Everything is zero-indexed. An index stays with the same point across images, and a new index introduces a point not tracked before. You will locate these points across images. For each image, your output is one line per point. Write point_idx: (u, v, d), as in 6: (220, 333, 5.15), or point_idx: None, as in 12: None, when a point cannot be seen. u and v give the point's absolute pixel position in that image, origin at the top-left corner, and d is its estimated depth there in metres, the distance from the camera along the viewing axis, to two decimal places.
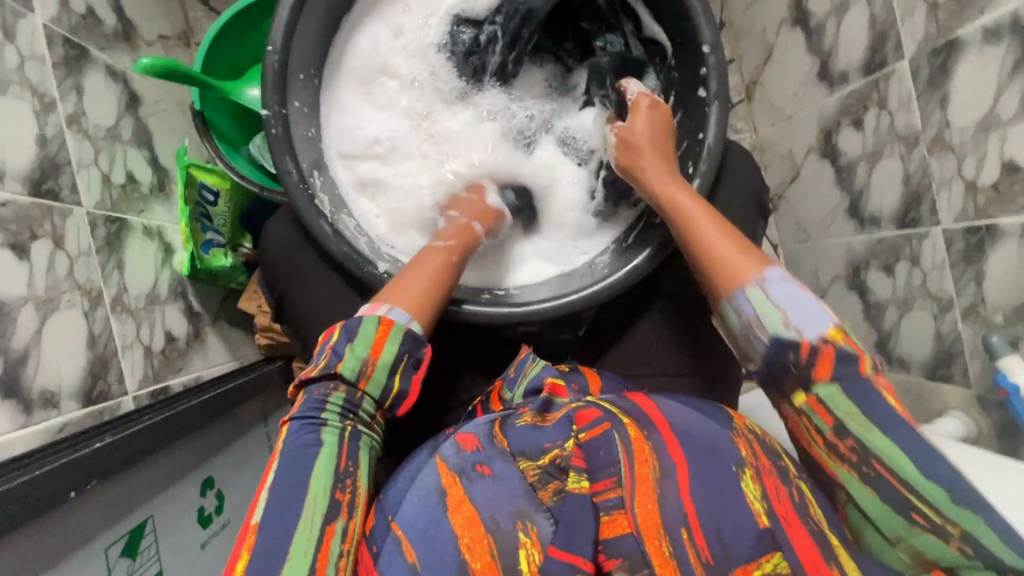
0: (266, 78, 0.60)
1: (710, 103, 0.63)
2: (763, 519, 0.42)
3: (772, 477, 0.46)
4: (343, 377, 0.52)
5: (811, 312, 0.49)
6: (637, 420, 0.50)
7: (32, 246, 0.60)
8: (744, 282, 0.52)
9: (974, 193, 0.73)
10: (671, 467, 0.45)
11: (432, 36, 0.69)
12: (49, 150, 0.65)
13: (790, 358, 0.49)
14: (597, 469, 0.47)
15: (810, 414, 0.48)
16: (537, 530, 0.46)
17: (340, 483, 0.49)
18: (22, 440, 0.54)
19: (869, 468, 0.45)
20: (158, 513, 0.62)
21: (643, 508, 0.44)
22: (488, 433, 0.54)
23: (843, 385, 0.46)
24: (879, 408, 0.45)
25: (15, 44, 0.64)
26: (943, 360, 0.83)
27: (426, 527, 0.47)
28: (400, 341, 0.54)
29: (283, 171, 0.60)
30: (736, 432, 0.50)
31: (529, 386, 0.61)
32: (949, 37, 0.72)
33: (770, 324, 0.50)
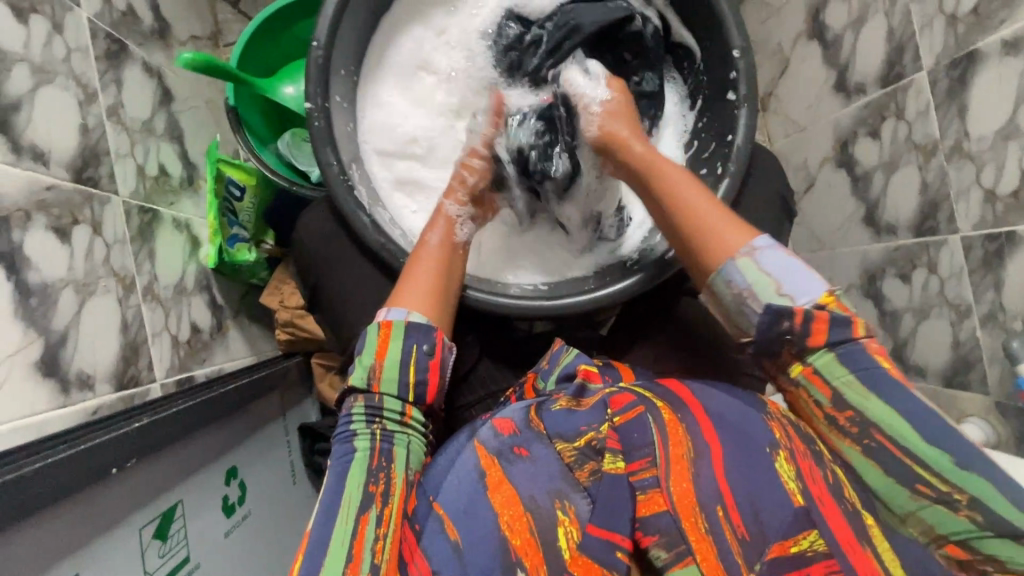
0: (310, 72, 0.61)
1: (739, 106, 0.64)
2: (798, 498, 0.44)
3: (807, 459, 0.47)
4: (356, 389, 0.55)
5: (798, 276, 0.51)
6: (670, 405, 0.52)
7: (73, 231, 0.61)
8: (733, 251, 0.52)
9: (993, 202, 0.75)
10: (705, 450, 0.48)
11: (477, 25, 0.72)
12: (90, 139, 0.67)
13: (783, 326, 0.50)
14: (632, 450, 0.49)
15: (806, 385, 0.50)
16: (575, 509, 0.48)
17: (373, 477, 0.50)
18: (60, 419, 0.54)
19: (870, 440, 0.47)
20: (186, 499, 0.62)
21: (679, 487, 0.46)
22: (525, 418, 0.54)
23: (837, 352, 0.48)
24: (876, 375, 0.47)
25: (63, 35, 0.65)
26: (961, 368, 0.84)
27: (466, 505, 0.48)
28: (403, 337, 0.56)
29: (324, 163, 0.61)
30: (770, 417, 0.50)
31: (563, 372, 0.62)
32: (968, 49, 0.74)
33: (765, 294, 0.51)
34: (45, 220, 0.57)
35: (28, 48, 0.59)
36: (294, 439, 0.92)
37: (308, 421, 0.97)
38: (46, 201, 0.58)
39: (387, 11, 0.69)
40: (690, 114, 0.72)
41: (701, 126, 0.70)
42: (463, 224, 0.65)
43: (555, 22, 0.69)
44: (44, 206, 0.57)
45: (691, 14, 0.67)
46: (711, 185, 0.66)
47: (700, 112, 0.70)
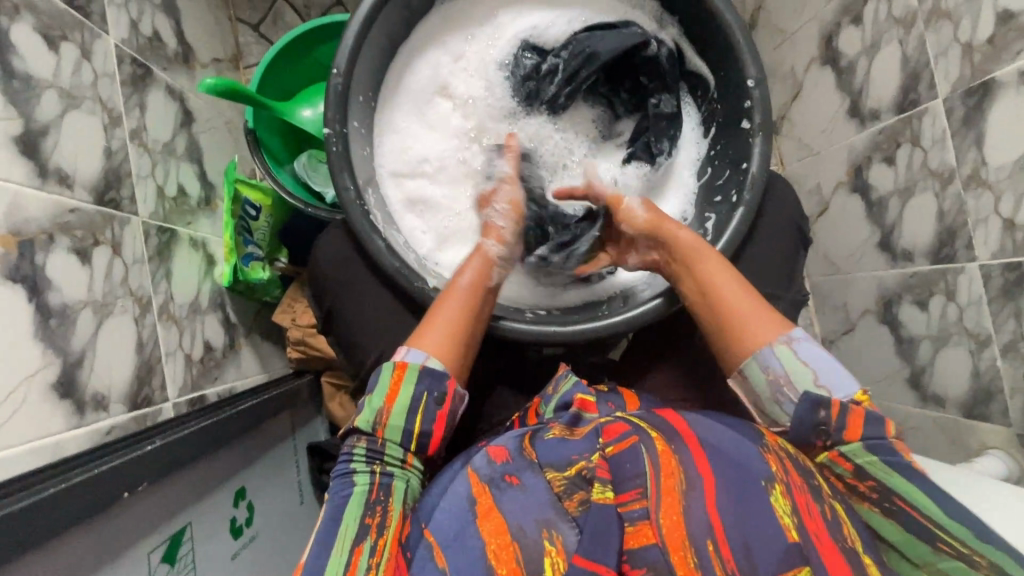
0: (329, 99, 0.63)
1: (754, 135, 0.65)
2: (793, 533, 0.42)
3: (803, 492, 0.46)
4: (361, 430, 0.56)
5: (835, 374, 0.54)
6: (664, 434, 0.49)
7: (94, 252, 0.62)
8: (773, 339, 0.56)
9: (1012, 231, 0.74)
10: (698, 482, 0.45)
11: (494, 55, 0.72)
12: (114, 161, 0.68)
13: (819, 416, 0.52)
14: (623, 480, 0.47)
15: (830, 463, 0.52)
16: (562, 539, 0.46)
17: (370, 510, 0.51)
18: (75, 441, 0.55)
19: (891, 503, 0.48)
20: (195, 522, 0.62)
21: (668, 519, 0.44)
22: (518, 447, 0.54)
23: (869, 446, 0.51)
24: (893, 458, 0.50)
25: (91, 62, 0.67)
26: (981, 399, 0.82)
27: (456, 533, 0.47)
28: (415, 383, 0.56)
29: (341, 188, 0.62)
30: (766, 448, 0.49)
31: (561, 401, 0.62)
32: (984, 78, 0.73)
33: (800, 383, 0.54)
34: (68, 242, 0.58)
35: (57, 75, 0.61)
36: (303, 459, 0.92)
37: (317, 440, 0.97)
38: (69, 223, 0.59)
39: (404, 39, 0.70)
40: (704, 141, 0.72)
41: (714, 154, 0.70)
42: (498, 269, 0.65)
43: (571, 52, 0.69)
44: (67, 228, 0.58)
45: (706, 43, 0.67)
46: (726, 212, 0.66)
47: (714, 139, 0.70)
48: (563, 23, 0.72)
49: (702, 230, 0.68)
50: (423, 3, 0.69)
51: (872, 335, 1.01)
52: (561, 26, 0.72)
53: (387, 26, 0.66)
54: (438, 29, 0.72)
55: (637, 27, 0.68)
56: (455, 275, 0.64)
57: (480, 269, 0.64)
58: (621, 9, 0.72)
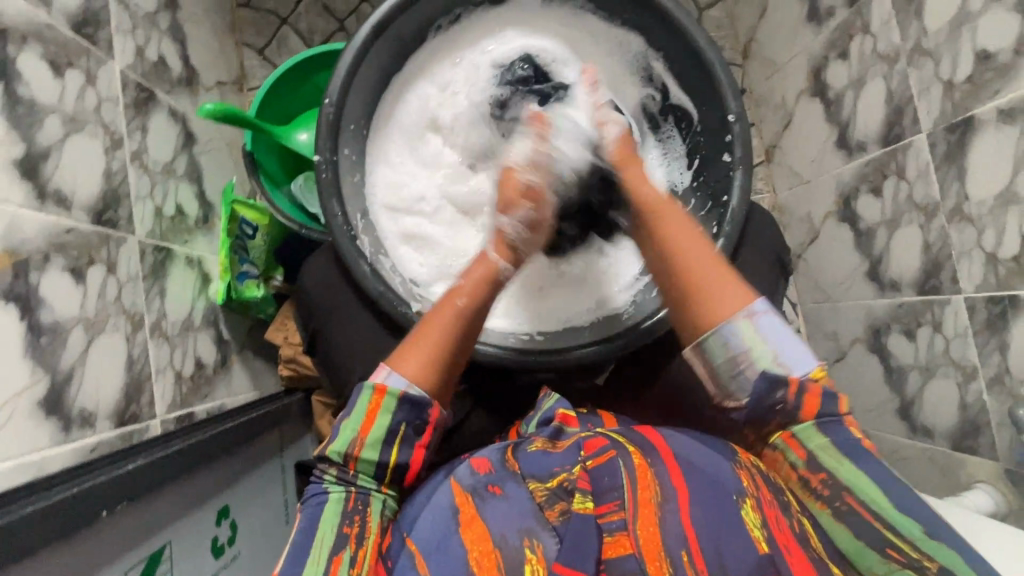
0: (321, 125, 0.65)
1: (734, 168, 0.66)
2: (763, 546, 0.44)
3: (773, 507, 0.47)
4: (333, 458, 0.54)
5: (796, 349, 0.52)
6: (642, 450, 0.51)
7: (89, 271, 0.63)
8: (733, 313, 0.52)
9: (995, 265, 0.74)
10: (672, 494, 0.47)
11: (485, 65, 0.74)
12: (113, 182, 0.70)
13: (775, 396, 0.51)
14: (601, 493, 0.50)
15: (784, 449, 0.51)
16: (542, 547, 0.48)
17: (348, 520, 0.51)
18: (59, 458, 0.55)
19: (841, 503, 0.48)
20: (175, 540, 0.62)
21: (645, 530, 0.46)
22: (500, 457, 0.56)
23: (819, 424, 0.50)
24: (851, 444, 0.49)
25: (95, 87, 0.70)
26: (969, 431, 0.82)
27: (439, 542, 0.49)
28: (392, 413, 0.54)
29: (329, 213, 0.64)
30: (739, 464, 0.49)
31: (541, 417, 0.63)
32: (964, 115, 0.75)
33: (760, 361, 0.51)
34: (63, 262, 0.60)
35: (61, 100, 0.64)
36: (290, 476, 0.92)
37: (306, 458, 0.98)
38: (66, 243, 0.61)
39: (396, 72, 0.72)
40: (688, 173, 0.73)
41: (698, 185, 0.71)
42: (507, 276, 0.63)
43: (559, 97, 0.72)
44: (63, 248, 0.60)
45: (690, 79, 0.69)
46: None
47: (698, 171, 0.72)
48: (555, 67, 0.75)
49: None
50: (417, 35, 0.71)
51: (863, 364, 1.02)
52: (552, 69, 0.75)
53: (381, 58, 0.69)
54: (432, 59, 0.74)
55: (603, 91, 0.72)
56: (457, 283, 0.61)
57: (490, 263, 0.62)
58: (604, 56, 0.75)
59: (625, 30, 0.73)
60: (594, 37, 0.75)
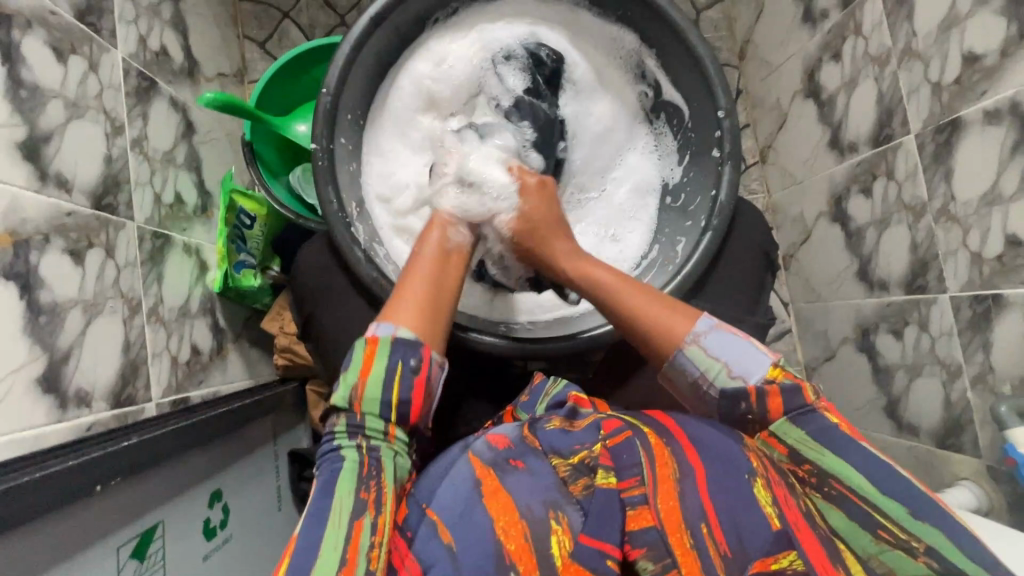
0: (318, 115, 0.66)
1: (724, 163, 0.68)
2: (776, 522, 0.46)
3: (781, 486, 0.49)
4: (338, 408, 0.55)
5: (750, 357, 0.56)
6: (657, 431, 0.55)
7: (88, 254, 0.64)
8: (681, 341, 0.58)
9: (980, 264, 0.75)
10: (689, 471, 0.51)
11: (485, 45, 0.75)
12: (113, 168, 0.71)
13: (740, 407, 0.55)
14: (622, 468, 0.53)
15: (766, 446, 0.54)
16: (567, 519, 0.51)
17: (364, 486, 0.50)
18: (55, 434, 0.56)
19: (829, 488, 0.49)
20: (168, 520, 0.63)
21: (665, 504, 0.49)
22: (518, 435, 0.60)
23: (793, 416, 0.53)
24: (825, 430, 0.51)
25: (98, 74, 0.71)
26: (953, 428, 0.83)
27: (461, 509, 0.52)
28: (388, 354, 0.55)
29: (324, 200, 0.65)
30: (747, 446, 0.53)
31: (553, 400, 0.67)
32: (952, 116, 0.76)
33: (717, 378, 0.56)
34: (62, 244, 0.61)
35: (63, 85, 0.65)
36: (283, 464, 0.93)
37: (300, 446, 0.99)
38: (65, 225, 0.62)
39: (392, 63, 0.74)
40: (677, 168, 0.74)
41: (687, 181, 0.72)
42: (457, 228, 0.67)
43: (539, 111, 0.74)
44: (63, 231, 0.61)
45: (681, 76, 0.71)
46: (694, 236, 0.68)
47: (687, 167, 0.73)
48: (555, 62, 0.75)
49: (672, 253, 0.70)
50: (414, 29, 0.73)
51: (851, 362, 1.03)
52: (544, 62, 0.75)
53: (378, 51, 0.70)
54: (430, 52, 0.75)
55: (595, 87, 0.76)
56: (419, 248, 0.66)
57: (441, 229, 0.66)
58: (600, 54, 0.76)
59: (619, 27, 0.74)
60: (589, 35, 0.76)
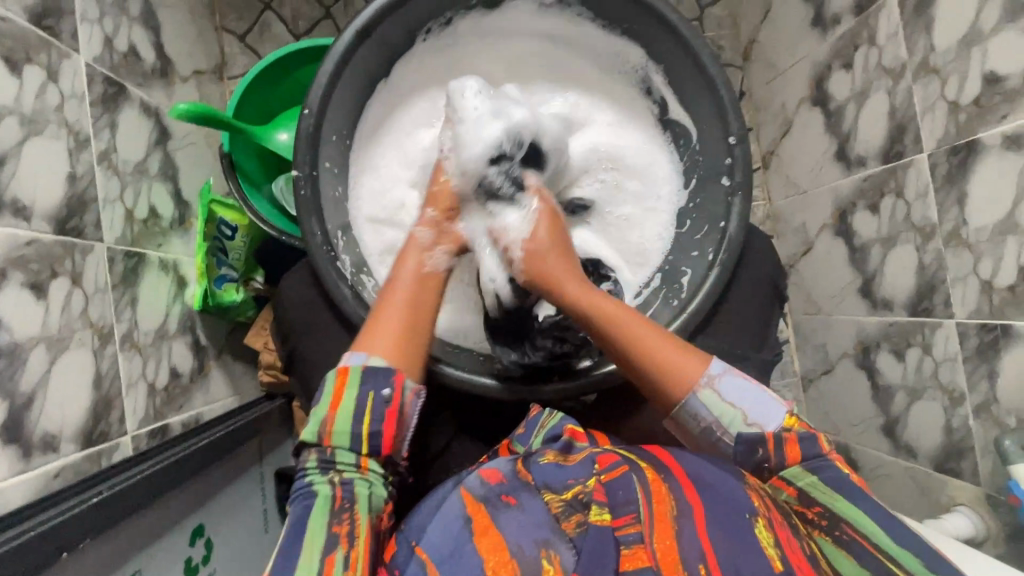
0: (300, 137, 0.62)
1: (734, 194, 0.64)
2: (777, 564, 0.44)
3: (784, 528, 0.47)
4: (308, 443, 0.54)
5: (760, 406, 0.56)
6: (654, 467, 0.54)
7: (51, 285, 0.60)
8: (694, 386, 0.57)
9: (990, 292, 0.73)
10: (688, 509, 0.49)
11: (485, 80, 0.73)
12: (78, 187, 0.66)
13: (758, 454, 0.54)
14: (617, 505, 0.50)
15: (775, 489, 0.53)
16: (559, 558, 0.48)
17: (337, 518, 0.49)
18: (20, 489, 0.53)
19: (841, 531, 0.47)
20: (145, 569, 0.60)
21: (662, 544, 0.47)
22: (512, 470, 0.58)
23: (811, 467, 0.52)
24: (840, 479, 0.51)
25: (57, 84, 0.65)
26: (953, 454, 0.82)
27: (451, 552, 0.49)
28: (358, 385, 0.54)
29: (308, 233, 0.61)
30: (749, 484, 0.51)
31: (548, 434, 0.63)
32: (968, 138, 0.73)
33: (733, 425, 0.56)
34: (22, 278, 0.56)
35: (18, 100, 0.59)
36: (269, 485, 0.91)
37: (286, 465, 0.96)
38: (25, 256, 0.57)
39: (383, 78, 0.69)
40: (683, 192, 0.71)
41: (693, 207, 0.69)
42: (435, 255, 0.63)
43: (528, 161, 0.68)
44: (22, 262, 0.56)
45: (689, 97, 0.67)
46: (701, 270, 0.65)
47: (693, 192, 0.69)
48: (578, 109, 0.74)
49: (677, 284, 0.68)
50: (404, 40, 0.68)
51: (850, 378, 1.02)
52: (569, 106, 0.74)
53: (364, 65, 0.65)
54: (422, 68, 0.72)
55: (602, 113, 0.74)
56: (394, 274, 0.62)
57: (419, 257, 0.63)
58: (600, 71, 0.73)
59: (625, 40, 0.69)
60: (589, 49, 0.72)
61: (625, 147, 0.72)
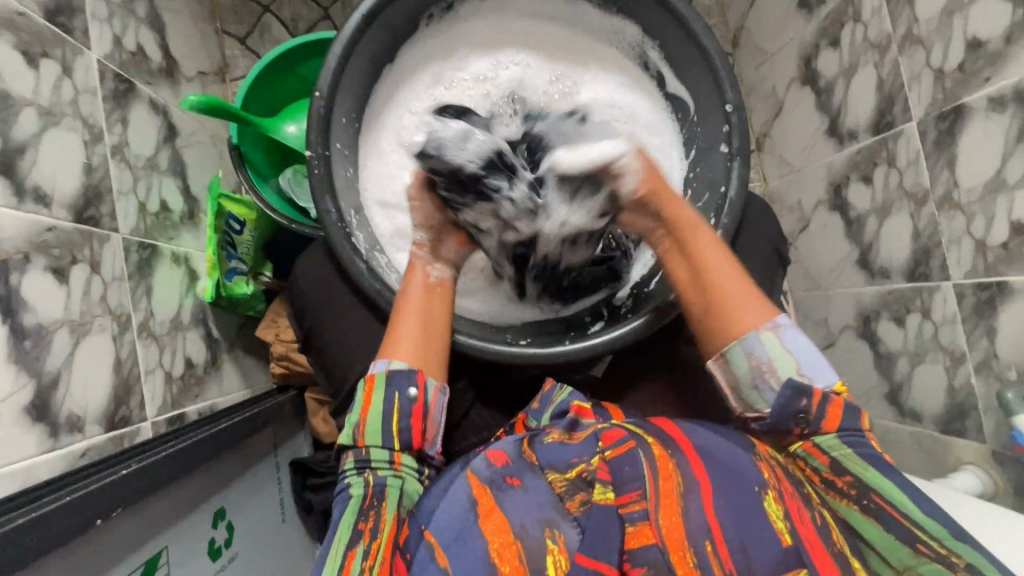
0: (312, 120, 0.64)
1: (733, 159, 0.66)
2: (786, 537, 0.45)
3: (795, 499, 0.48)
4: (345, 446, 0.59)
5: (818, 364, 0.58)
6: (661, 441, 0.52)
7: (72, 271, 0.61)
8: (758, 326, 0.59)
9: (984, 251, 0.75)
10: (694, 484, 0.48)
11: (501, 59, 0.75)
12: (94, 178, 0.68)
13: (801, 403, 0.55)
14: (622, 483, 0.50)
15: (806, 456, 0.55)
16: (564, 538, 0.48)
17: (365, 516, 0.54)
18: (48, 464, 0.54)
19: (869, 501, 0.51)
20: (172, 546, 0.62)
21: (668, 520, 0.47)
22: (517, 449, 0.56)
23: (842, 436, 0.54)
24: (869, 452, 0.53)
25: (72, 78, 0.67)
26: (957, 415, 0.83)
27: (457, 534, 0.49)
28: (385, 388, 0.59)
29: (322, 210, 0.63)
30: (758, 456, 0.51)
31: (558, 409, 0.64)
32: (954, 103, 0.75)
33: (783, 371, 0.57)
34: (44, 262, 0.57)
35: (36, 92, 0.61)
36: (285, 475, 0.91)
37: (299, 457, 0.97)
38: (47, 242, 0.58)
39: (389, 63, 0.72)
40: (684, 162, 0.73)
41: (693, 177, 0.72)
42: (435, 267, 0.68)
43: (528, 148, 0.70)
44: (44, 248, 0.58)
45: (685, 71, 0.69)
46: None
47: (693, 162, 0.72)
48: (570, 82, 0.75)
49: None
50: (409, 26, 0.70)
51: (852, 350, 1.03)
52: (562, 81, 0.75)
53: (372, 49, 0.67)
54: (426, 51, 0.74)
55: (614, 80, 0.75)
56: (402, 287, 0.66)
57: (422, 271, 0.67)
58: (601, 49, 0.75)
59: (621, 19, 0.72)
60: (588, 29, 0.75)
61: (635, 110, 0.74)
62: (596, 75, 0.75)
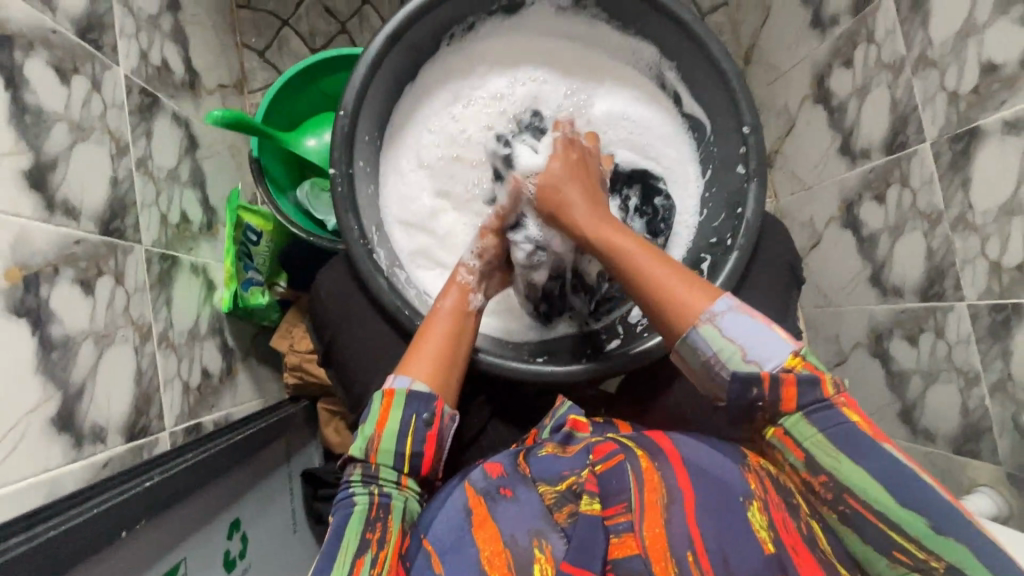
0: (336, 139, 0.65)
1: (750, 180, 0.67)
2: (769, 546, 0.44)
3: (780, 509, 0.48)
4: (355, 458, 0.58)
5: (766, 342, 0.51)
6: (648, 453, 0.52)
7: (97, 282, 0.62)
8: (696, 318, 0.54)
9: (999, 273, 0.75)
10: (678, 495, 0.48)
11: (518, 75, 0.76)
12: (119, 191, 0.69)
13: (753, 393, 0.50)
14: (609, 495, 0.49)
15: (782, 449, 0.51)
16: (551, 548, 0.48)
17: (370, 526, 0.53)
18: (72, 475, 0.55)
19: (844, 507, 0.47)
20: (190, 556, 0.62)
21: (653, 531, 0.46)
22: (512, 462, 0.57)
23: (807, 413, 0.49)
24: (845, 436, 0.48)
25: (101, 93, 0.68)
26: (972, 436, 0.83)
27: (451, 543, 0.49)
28: (402, 409, 0.58)
29: (345, 226, 0.64)
30: (748, 467, 0.50)
31: (555, 424, 0.63)
32: (969, 125, 0.76)
33: (730, 360, 0.52)
34: (72, 274, 0.58)
35: (68, 108, 0.62)
36: (296, 485, 0.92)
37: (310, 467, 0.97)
38: (75, 255, 0.59)
39: (410, 82, 0.73)
40: (701, 181, 0.74)
41: (709, 196, 0.73)
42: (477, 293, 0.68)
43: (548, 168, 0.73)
44: (72, 260, 0.59)
45: (703, 92, 0.70)
46: (720, 255, 0.68)
47: (710, 182, 0.73)
48: (585, 97, 0.76)
49: (698, 270, 0.70)
50: (431, 45, 0.72)
51: (863, 367, 1.03)
52: (575, 96, 0.76)
53: (394, 68, 0.69)
54: (445, 69, 0.75)
55: (631, 95, 0.76)
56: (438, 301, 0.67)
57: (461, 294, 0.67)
58: (615, 66, 0.77)
59: (639, 40, 0.73)
60: (603, 46, 0.76)
61: (651, 127, 0.75)
62: (611, 91, 0.76)
